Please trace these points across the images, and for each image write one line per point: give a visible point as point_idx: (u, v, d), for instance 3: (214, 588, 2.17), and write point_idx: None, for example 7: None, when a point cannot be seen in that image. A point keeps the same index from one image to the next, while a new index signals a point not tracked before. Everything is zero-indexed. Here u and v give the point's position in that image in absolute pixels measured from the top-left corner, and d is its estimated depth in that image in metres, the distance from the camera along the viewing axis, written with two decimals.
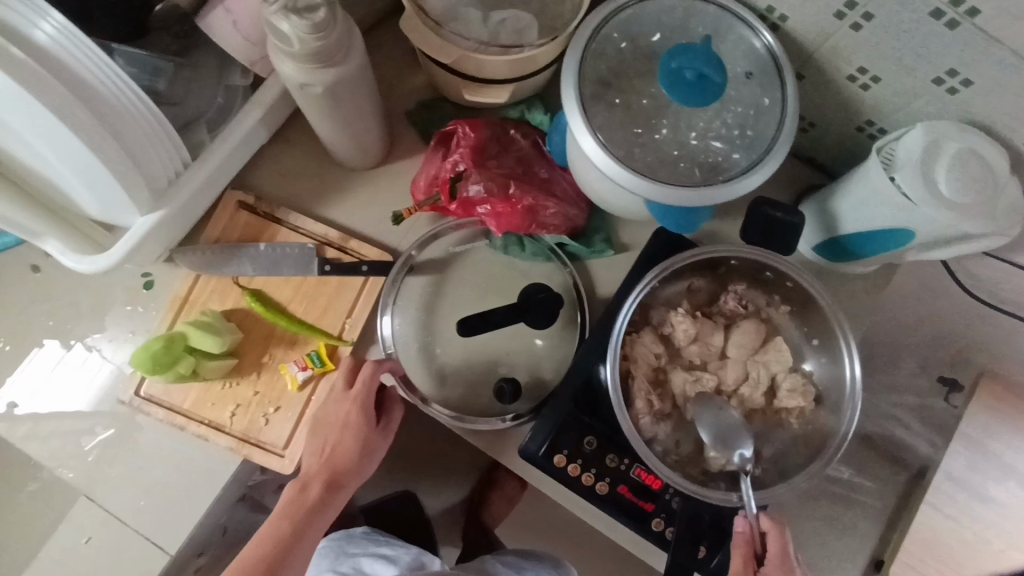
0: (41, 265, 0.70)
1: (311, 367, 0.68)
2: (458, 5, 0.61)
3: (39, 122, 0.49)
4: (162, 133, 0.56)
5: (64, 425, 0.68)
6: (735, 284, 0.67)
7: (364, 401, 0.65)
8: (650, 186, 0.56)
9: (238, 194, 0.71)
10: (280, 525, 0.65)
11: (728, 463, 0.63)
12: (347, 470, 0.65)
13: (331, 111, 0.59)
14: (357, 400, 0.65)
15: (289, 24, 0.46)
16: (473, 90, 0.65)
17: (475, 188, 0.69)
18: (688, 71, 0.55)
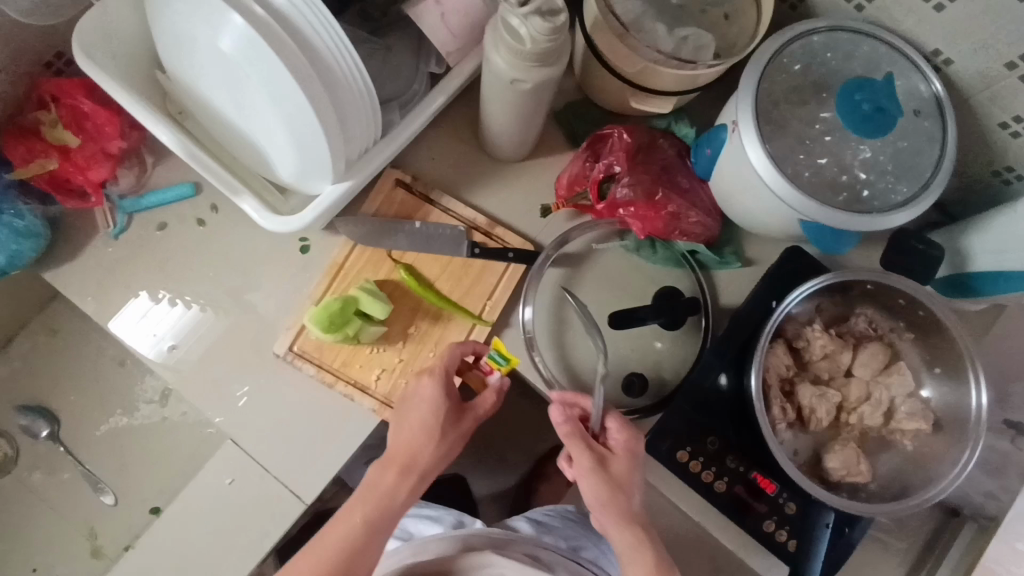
0: (205, 219, 0.74)
1: (497, 367, 0.66)
2: (644, 19, 0.64)
3: (265, 70, 0.53)
4: (370, 113, 0.60)
5: (218, 370, 0.73)
6: (863, 308, 0.71)
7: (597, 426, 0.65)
8: (815, 208, 0.60)
9: (397, 172, 0.75)
10: (352, 526, 0.59)
11: (846, 474, 0.67)
12: (420, 462, 0.63)
13: (519, 105, 0.62)
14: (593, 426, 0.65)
15: (530, 24, 0.50)
16: (639, 99, 0.69)
17: (624, 190, 0.73)
18: (867, 103, 0.58)
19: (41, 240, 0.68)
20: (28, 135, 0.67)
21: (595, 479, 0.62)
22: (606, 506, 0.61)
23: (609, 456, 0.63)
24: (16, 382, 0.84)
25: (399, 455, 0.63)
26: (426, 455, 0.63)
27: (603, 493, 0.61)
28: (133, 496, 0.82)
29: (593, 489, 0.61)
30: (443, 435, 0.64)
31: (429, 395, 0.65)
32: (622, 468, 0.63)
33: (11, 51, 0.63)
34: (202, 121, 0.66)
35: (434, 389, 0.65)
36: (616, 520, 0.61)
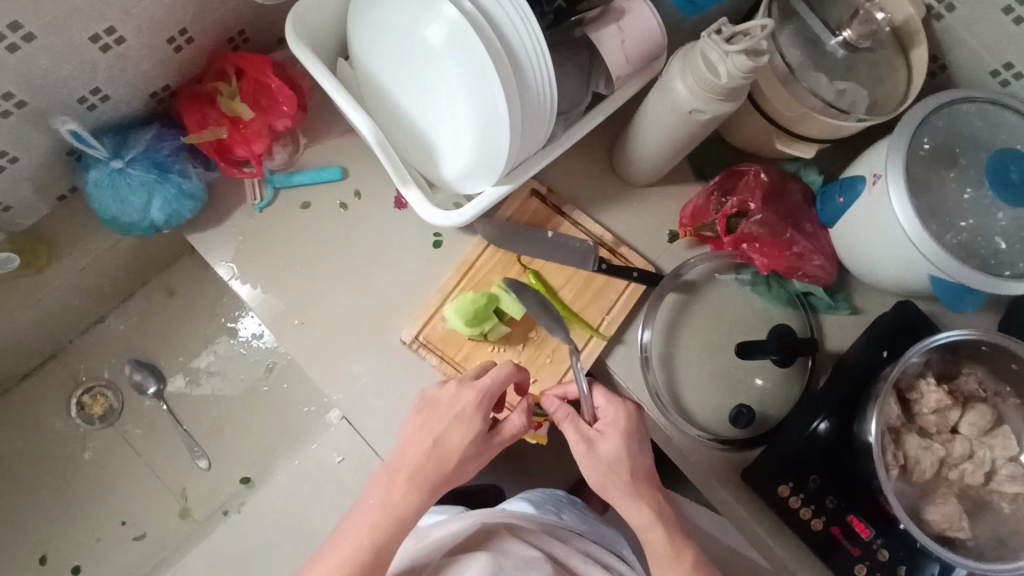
0: (349, 204, 0.77)
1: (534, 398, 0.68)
2: (804, 68, 0.68)
3: (469, 65, 0.57)
4: (547, 124, 0.63)
5: (339, 350, 0.74)
6: (972, 367, 0.73)
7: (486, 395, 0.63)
8: (955, 263, 0.62)
9: (533, 183, 0.78)
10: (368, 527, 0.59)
11: (948, 528, 0.69)
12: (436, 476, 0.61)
13: (679, 133, 0.65)
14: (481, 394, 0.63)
15: (736, 61, 0.54)
16: (786, 141, 0.72)
17: (752, 226, 0.76)
18: (1013, 171, 0.62)
19: (200, 202, 0.71)
20: (204, 104, 0.72)
21: (588, 461, 0.64)
22: (610, 488, 0.64)
23: (598, 437, 0.65)
24: (138, 341, 0.90)
25: (416, 466, 0.61)
26: (446, 470, 0.61)
27: (602, 474, 0.64)
28: (227, 464, 0.88)
29: (595, 473, 0.64)
30: (466, 454, 0.62)
31: (458, 414, 0.63)
32: (614, 448, 0.64)
33: (208, 24, 0.68)
34: (372, 111, 0.70)
35: (470, 407, 0.63)
36: (625, 496, 0.64)
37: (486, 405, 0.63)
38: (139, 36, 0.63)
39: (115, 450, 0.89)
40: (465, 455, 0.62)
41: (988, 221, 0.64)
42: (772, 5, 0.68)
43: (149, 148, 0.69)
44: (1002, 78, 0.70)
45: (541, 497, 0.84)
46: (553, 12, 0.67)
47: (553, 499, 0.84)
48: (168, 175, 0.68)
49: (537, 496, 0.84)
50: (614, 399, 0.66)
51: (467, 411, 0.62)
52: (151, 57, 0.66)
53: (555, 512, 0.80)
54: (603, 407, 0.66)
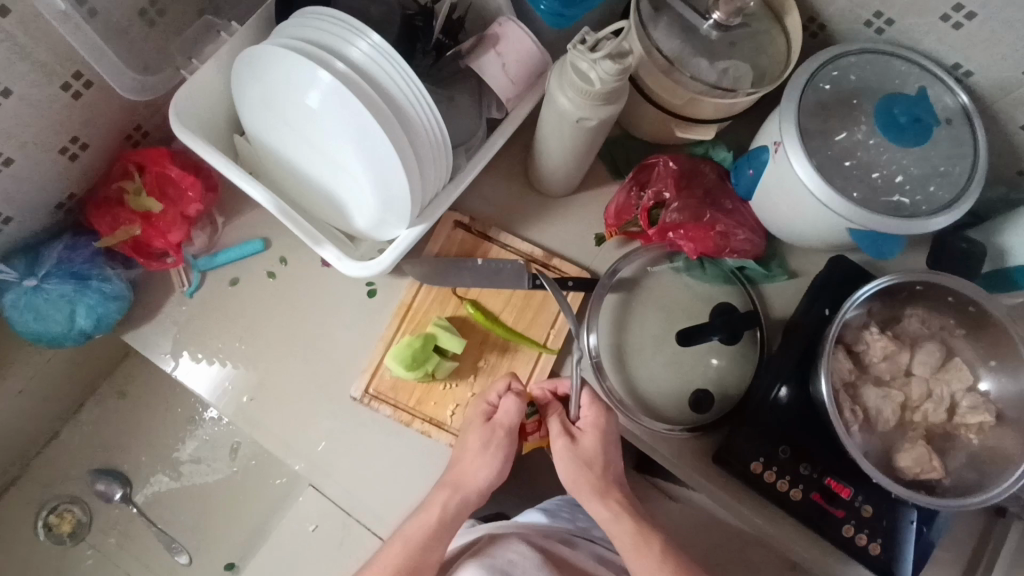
0: (276, 271, 0.77)
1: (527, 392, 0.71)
2: (683, 55, 0.69)
3: (353, 122, 0.58)
4: (445, 159, 0.64)
5: (293, 418, 0.74)
6: (914, 308, 0.74)
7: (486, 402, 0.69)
8: (863, 213, 0.63)
9: (454, 214, 0.79)
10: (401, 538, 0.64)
11: (921, 471, 0.69)
12: (463, 480, 0.66)
13: (575, 142, 0.66)
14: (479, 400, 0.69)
15: (604, 67, 0.56)
16: (684, 128, 0.74)
17: (673, 214, 0.77)
18: (901, 115, 0.63)
19: (126, 302, 0.71)
20: (114, 205, 0.72)
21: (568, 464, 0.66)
22: (582, 491, 0.67)
23: (579, 438, 0.67)
24: (98, 448, 0.89)
25: (452, 474, 0.66)
26: (467, 471, 0.66)
27: (575, 476, 0.66)
28: (209, 554, 0.86)
29: (567, 472, 0.66)
30: (483, 452, 0.66)
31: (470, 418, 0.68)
32: (592, 449, 0.67)
33: (99, 127, 0.68)
34: (278, 179, 0.70)
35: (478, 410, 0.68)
36: (598, 497, 0.66)
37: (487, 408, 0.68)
38: (28, 154, 0.64)
39: (95, 564, 0.87)
40: (477, 452, 0.66)
41: (887, 167, 0.66)
42: (641, 1, 0.70)
43: (63, 260, 0.69)
44: (875, 26, 0.71)
45: (556, 504, 0.81)
46: (433, 48, 0.68)
47: (567, 504, 0.81)
48: (87, 282, 0.68)
49: (552, 504, 0.81)
50: (597, 402, 0.69)
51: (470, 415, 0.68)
52: (47, 171, 0.67)
53: (568, 518, 0.77)
54: (585, 407, 0.68)
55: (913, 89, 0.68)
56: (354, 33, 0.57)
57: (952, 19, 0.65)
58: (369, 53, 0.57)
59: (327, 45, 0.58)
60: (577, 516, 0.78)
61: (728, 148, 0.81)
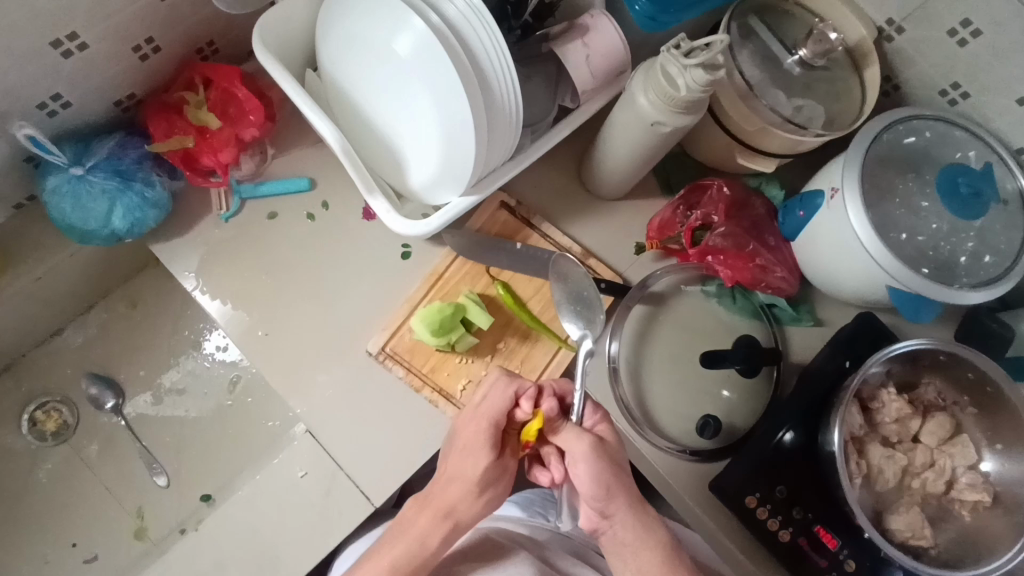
0: (316, 214, 0.77)
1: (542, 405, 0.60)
2: (761, 85, 0.70)
3: (435, 78, 0.58)
4: (513, 136, 0.64)
5: (306, 361, 0.73)
6: (932, 377, 0.75)
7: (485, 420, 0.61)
8: (909, 273, 0.64)
9: (502, 195, 0.79)
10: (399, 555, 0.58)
11: (911, 536, 0.69)
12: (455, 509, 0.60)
13: (643, 146, 0.67)
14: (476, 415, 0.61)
15: (697, 74, 0.56)
16: (745, 156, 0.75)
17: (715, 238, 0.77)
18: (964, 185, 0.64)
19: (164, 211, 0.70)
20: (171, 113, 0.71)
21: (591, 466, 0.59)
22: (610, 509, 0.60)
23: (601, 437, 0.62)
24: (98, 354, 0.88)
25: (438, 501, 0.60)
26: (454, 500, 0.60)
27: (608, 478, 0.59)
28: (187, 481, 0.85)
29: (599, 474, 0.59)
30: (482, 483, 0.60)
31: (470, 442, 0.60)
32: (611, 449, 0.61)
33: (176, 33, 0.68)
34: (341, 122, 0.70)
35: (486, 430, 0.60)
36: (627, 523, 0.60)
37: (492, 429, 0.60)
38: (103, 43, 0.63)
39: (69, 469, 0.86)
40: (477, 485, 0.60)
41: (936, 232, 0.67)
42: (731, 25, 0.70)
43: (112, 156, 0.68)
44: (950, 96, 0.72)
45: (528, 497, 0.79)
46: (520, 27, 0.69)
47: (540, 498, 0.79)
48: (131, 183, 0.68)
49: (524, 497, 0.79)
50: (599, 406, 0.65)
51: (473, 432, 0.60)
52: (116, 65, 0.66)
53: (541, 513, 0.76)
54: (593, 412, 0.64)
55: (976, 164, 0.69)
56: None
57: None
58: (465, 13, 0.58)
59: None
60: (551, 512, 0.77)
61: (780, 186, 0.82)
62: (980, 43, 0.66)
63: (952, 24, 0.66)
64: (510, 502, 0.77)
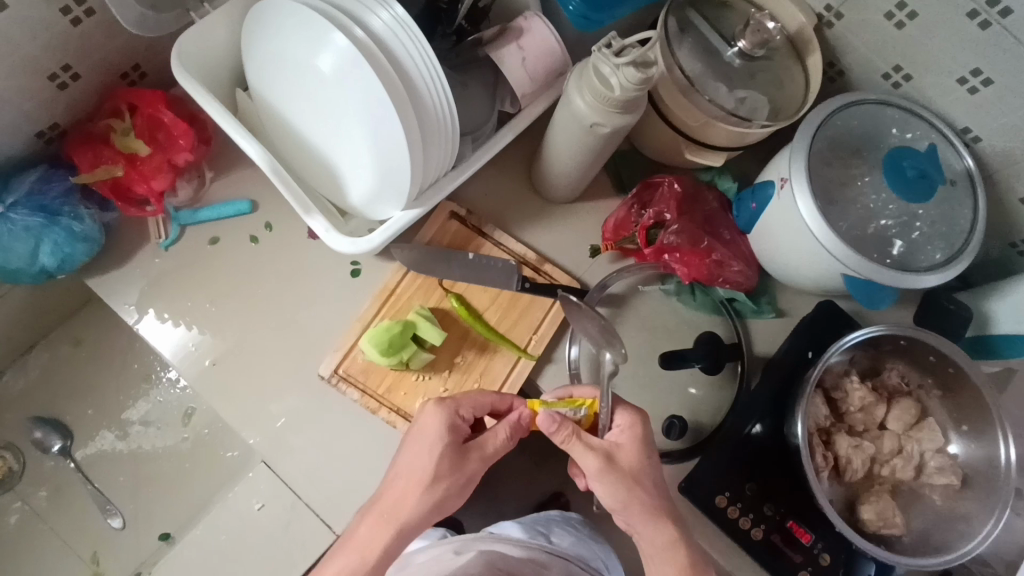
0: (259, 236, 0.74)
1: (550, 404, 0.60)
2: (703, 79, 0.69)
3: (362, 93, 0.56)
4: (451, 145, 0.62)
5: (255, 388, 0.71)
6: (895, 362, 0.74)
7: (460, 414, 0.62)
8: (861, 260, 0.63)
9: (451, 205, 0.77)
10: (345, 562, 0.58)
11: (884, 526, 0.68)
12: (404, 514, 0.58)
13: (586, 149, 0.65)
14: (451, 406, 0.62)
15: (628, 73, 0.55)
16: (694, 151, 0.73)
17: (670, 235, 0.76)
18: (911, 168, 0.63)
19: (95, 246, 0.68)
20: (98, 143, 0.69)
21: (604, 481, 0.59)
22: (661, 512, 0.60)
23: (617, 450, 0.60)
24: (45, 395, 0.85)
25: (387, 504, 0.59)
26: (410, 504, 0.59)
27: (623, 494, 0.59)
28: (143, 522, 0.82)
29: (615, 491, 0.59)
30: (436, 476, 0.59)
31: (427, 430, 0.61)
32: (630, 460, 0.60)
33: (94, 60, 0.65)
34: (275, 140, 0.68)
35: (441, 424, 0.61)
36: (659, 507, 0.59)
37: (459, 423, 0.62)
38: (14, 75, 0.60)
39: (22, 518, 0.83)
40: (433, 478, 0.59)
41: (886, 217, 0.66)
42: (668, 19, 0.69)
43: (34, 191, 0.65)
44: (893, 79, 0.72)
45: (532, 515, 0.76)
46: (454, 33, 0.67)
47: (544, 515, 0.75)
48: (57, 218, 0.65)
49: (529, 515, 0.76)
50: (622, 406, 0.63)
51: (435, 424, 0.61)
52: (32, 96, 0.63)
53: (543, 533, 0.72)
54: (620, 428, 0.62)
55: (921, 146, 0.68)
56: (377, 3, 0.56)
57: (969, 83, 0.66)
58: (390, 25, 0.56)
59: (347, 10, 0.57)
60: (555, 532, 0.73)
61: (733, 179, 0.81)
62: (916, 24, 0.65)
63: (887, 7, 0.66)
64: (512, 519, 0.74)
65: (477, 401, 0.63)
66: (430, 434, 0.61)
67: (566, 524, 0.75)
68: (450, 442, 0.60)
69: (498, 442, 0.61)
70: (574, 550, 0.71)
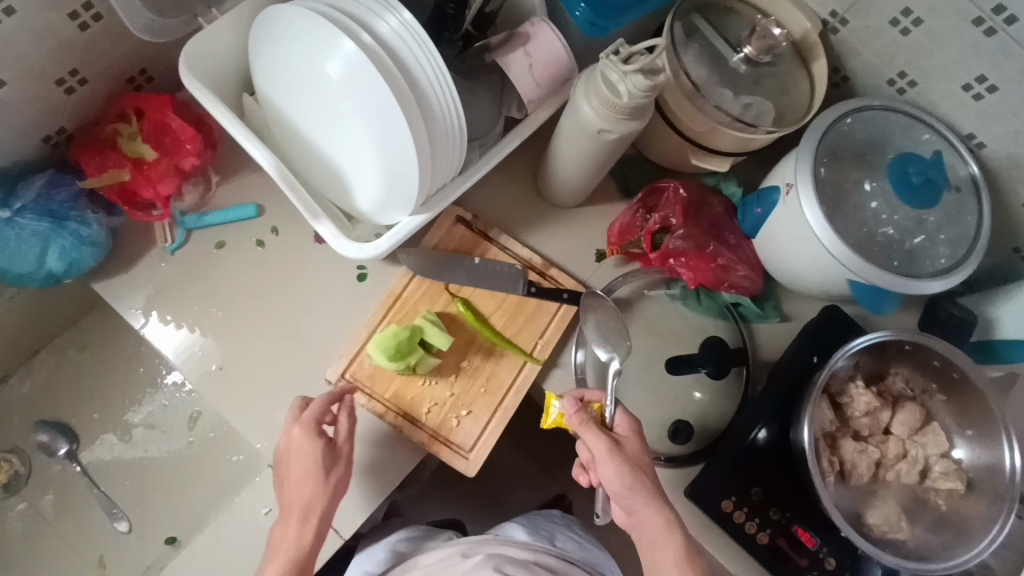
0: (266, 241, 0.74)
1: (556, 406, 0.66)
2: (709, 85, 0.69)
3: (370, 99, 0.56)
4: (458, 151, 0.62)
5: (262, 392, 0.71)
6: (899, 367, 0.74)
7: (314, 422, 0.64)
8: (866, 266, 0.63)
9: (457, 210, 0.77)
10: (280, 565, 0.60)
11: (889, 530, 0.69)
12: (318, 505, 0.62)
13: (592, 154, 0.66)
14: (307, 420, 0.64)
15: (636, 80, 0.55)
16: (700, 156, 0.73)
17: (675, 240, 0.76)
18: (914, 175, 0.63)
19: (103, 251, 0.68)
20: (105, 148, 0.69)
21: (614, 464, 0.60)
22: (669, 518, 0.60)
23: (621, 437, 0.62)
24: (51, 398, 0.85)
25: (293, 503, 0.62)
26: (308, 497, 0.62)
27: (630, 477, 0.59)
28: (148, 527, 0.81)
29: (621, 473, 0.59)
30: (326, 473, 0.63)
31: (302, 443, 0.63)
32: (634, 446, 0.62)
33: (101, 65, 0.65)
34: (281, 146, 0.68)
35: (302, 433, 0.63)
36: (648, 504, 0.59)
37: (313, 426, 0.64)
38: (22, 81, 0.61)
39: (28, 521, 0.83)
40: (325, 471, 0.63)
41: (891, 224, 0.66)
42: (674, 25, 0.70)
43: (42, 197, 0.65)
44: (898, 85, 0.72)
45: (531, 519, 0.79)
46: (461, 39, 0.67)
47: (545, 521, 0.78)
48: (65, 223, 0.65)
49: (530, 521, 0.78)
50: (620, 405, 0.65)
51: (302, 430, 0.63)
52: (40, 101, 0.63)
53: (546, 537, 0.75)
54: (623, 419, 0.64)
55: (926, 152, 0.69)
56: (384, 9, 0.56)
57: (973, 89, 0.66)
58: (397, 31, 0.56)
59: (354, 16, 0.57)
60: (557, 537, 0.76)
61: (738, 184, 0.81)
62: (921, 31, 0.65)
63: (893, 13, 0.66)
64: (514, 524, 0.77)
65: (319, 406, 0.64)
66: (303, 446, 0.63)
67: (568, 531, 0.78)
68: (318, 445, 0.63)
69: (347, 426, 0.65)
70: (576, 552, 0.74)
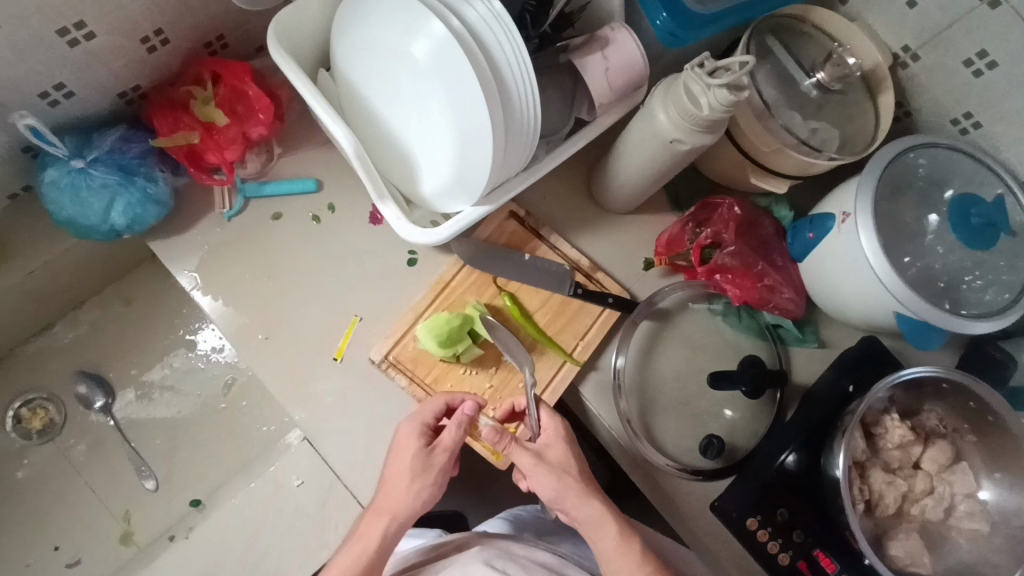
0: (322, 216, 0.75)
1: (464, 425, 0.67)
2: (777, 107, 0.70)
3: (453, 85, 0.57)
4: (530, 145, 0.63)
5: (305, 365, 0.72)
6: (934, 404, 0.74)
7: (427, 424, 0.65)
8: (919, 301, 0.64)
9: (512, 205, 0.77)
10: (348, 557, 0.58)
11: (910, 564, 0.69)
12: (399, 504, 0.60)
13: (659, 163, 0.66)
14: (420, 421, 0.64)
15: (719, 94, 0.55)
16: (759, 176, 0.74)
17: (724, 256, 0.77)
18: (976, 216, 0.64)
19: (165, 209, 0.69)
20: (177, 109, 0.70)
21: (544, 473, 0.63)
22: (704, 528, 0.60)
23: (545, 449, 0.66)
24: (89, 350, 0.86)
25: (383, 498, 0.61)
26: (402, 495, 0.61)
27: (559, 482, 0.63)
28: (178, 484, 0.84)
29: (554, 481, 0.63)
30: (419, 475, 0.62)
31: (403, 442, 0.63)
32: (559, 454, 0.66)
33: (186, 27, 0.66)
34: (351, 124, 0.69)
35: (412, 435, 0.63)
36: (591, 509, 0.62)
37: (425, 426, 0.64)
38: (111, 35, 0.61)
39: (55, 469, 0.84)
40: (411, 475, 0.61)
41: (945, 262, 0.67)
42: (750, 44, 0.70)
43: (114, 150, 0.66)
44: (962, 126, 0.72)
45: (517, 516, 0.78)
46: (538, 37, 0.69)
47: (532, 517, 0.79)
48: (133, 178, 0.66)
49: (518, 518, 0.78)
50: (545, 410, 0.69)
51: (411, 432, 0.64)
52: (123, 57, 0.64)
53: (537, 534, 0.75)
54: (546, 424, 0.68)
55: (988, 195, 0.69)
56: None
57: None
58: (486, 18, 0.57)
59: (445, 1, 0.57)
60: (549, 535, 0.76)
61: (789, 207, 0.82)
62: (996, 74, 0.66)
63: (969, 54, 0.67)
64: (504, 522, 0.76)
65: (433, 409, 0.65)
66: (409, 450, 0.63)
67: (559, 530, 0.78)
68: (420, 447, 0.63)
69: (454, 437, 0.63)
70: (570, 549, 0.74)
